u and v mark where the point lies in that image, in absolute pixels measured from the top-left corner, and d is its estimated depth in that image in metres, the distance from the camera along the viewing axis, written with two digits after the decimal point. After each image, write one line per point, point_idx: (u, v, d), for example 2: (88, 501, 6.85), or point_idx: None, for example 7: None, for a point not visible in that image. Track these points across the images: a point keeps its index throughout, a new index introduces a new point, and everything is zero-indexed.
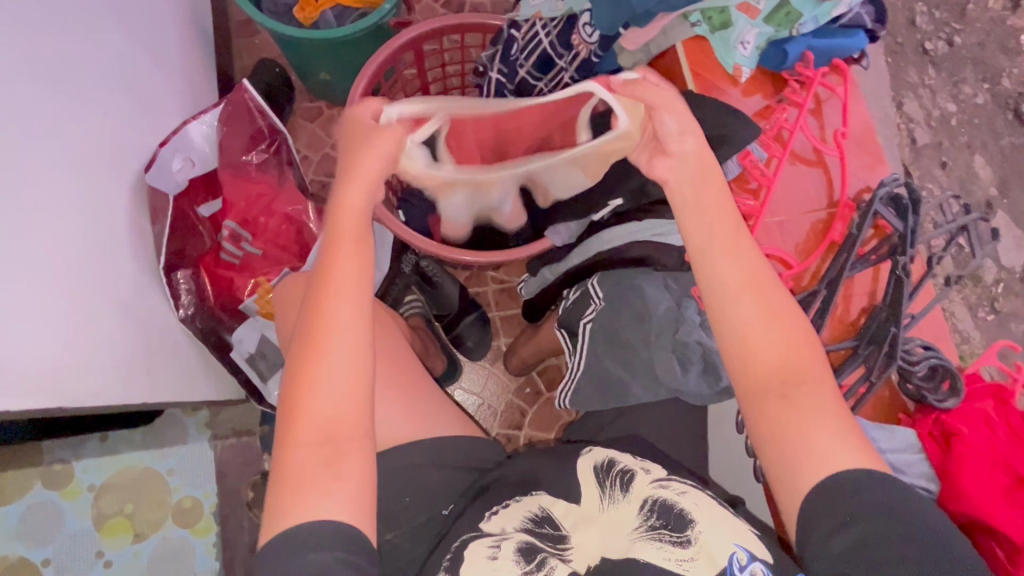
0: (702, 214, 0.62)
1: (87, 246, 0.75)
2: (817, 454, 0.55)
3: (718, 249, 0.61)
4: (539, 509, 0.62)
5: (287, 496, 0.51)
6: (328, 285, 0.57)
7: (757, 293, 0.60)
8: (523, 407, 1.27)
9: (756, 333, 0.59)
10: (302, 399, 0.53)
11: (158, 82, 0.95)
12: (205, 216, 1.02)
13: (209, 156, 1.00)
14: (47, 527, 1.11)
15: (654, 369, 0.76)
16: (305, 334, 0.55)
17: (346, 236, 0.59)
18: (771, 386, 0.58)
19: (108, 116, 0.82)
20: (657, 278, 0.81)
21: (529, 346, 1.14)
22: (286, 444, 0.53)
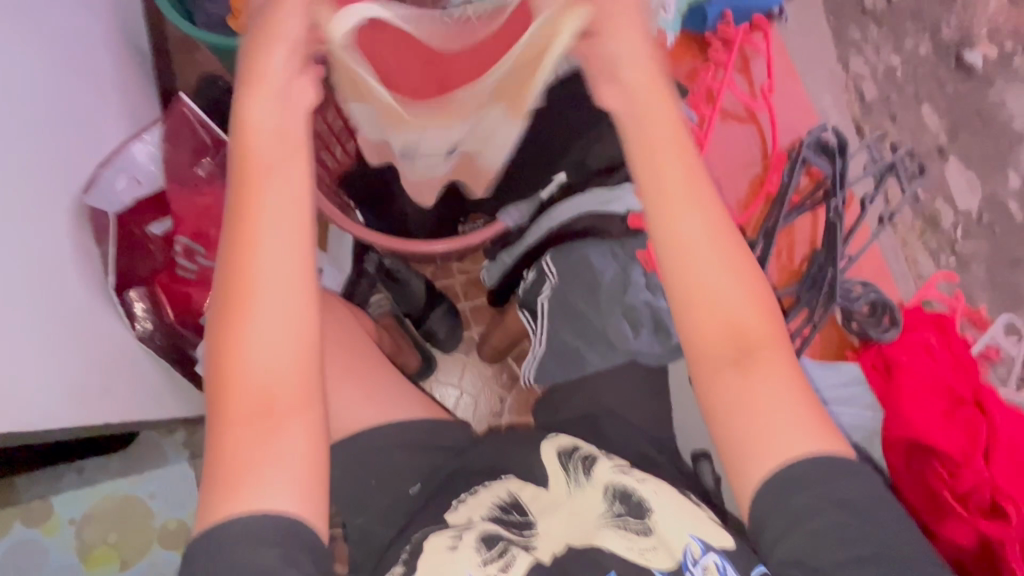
0: (657, 151, 0.54)
1: (34, 279, 0.74)
2: (769, 428, 0.52)
3: (673, 195, 0.54)
4: (507, 495, 0.64)
5: (225, 485, 0.51)
6: (243, 245, 0.52)
7: (713, 245, 0.54)
8: (502, 394, 1.27)
9: (718, 296, 0.53)
10: (235, 375, 0.52)
11: (95, 105, 0.95)
12: (157, 233, 1.01)
13: (155, 175, 0.99)
14: (30, 565, 1.10)
15: (607, 334, 0.79)
16: (229, 312, 0.52)
17: (253, 185, 0.52)
18: (722, 347, 0.54)
19: (46, 143, 0.82)
20: (605, 247, 0.83)
21: (500, 332, 1.15)
22: (223, 424, 0.52)
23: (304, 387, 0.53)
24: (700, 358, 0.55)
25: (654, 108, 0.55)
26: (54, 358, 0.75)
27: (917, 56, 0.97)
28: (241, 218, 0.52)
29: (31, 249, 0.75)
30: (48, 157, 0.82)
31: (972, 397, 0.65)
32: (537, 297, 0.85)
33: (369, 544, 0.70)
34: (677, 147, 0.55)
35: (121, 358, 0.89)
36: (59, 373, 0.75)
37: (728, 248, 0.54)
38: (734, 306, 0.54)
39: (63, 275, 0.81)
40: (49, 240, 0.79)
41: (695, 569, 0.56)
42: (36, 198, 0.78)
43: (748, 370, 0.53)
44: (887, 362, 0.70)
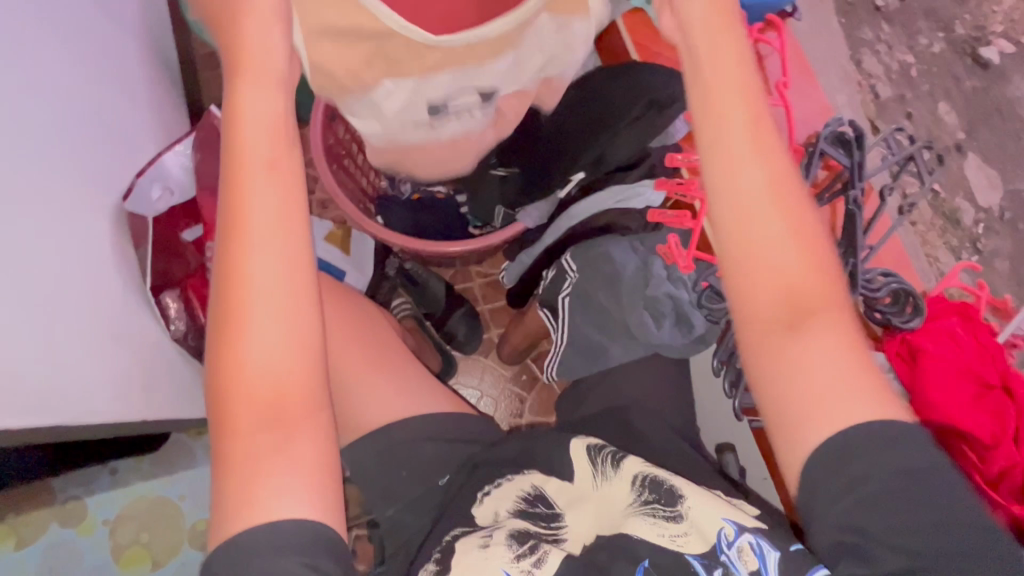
0: (715, 96, 0.53)
1: (72, 284, 0.78)
2: (826, 406, 0.50)
3: (732, 140, 0.52)
4: (532, 488, 0.64)
5: (236, 493, 0.52)
6: (236, 243, 0.52)
7: (775, 194, 0.52)
8: (521, 394, 1.29)
9: (777, 251, 0.51)
10: (234, 380, 0.52)
11: (132, 117, 0.99)
12: (189, 240, 1.06)
13: (187, 184, 1.02)
14: (66, 564, 1.13)
15: (629, 326, 0.80)
16: (226, 322, 0.52)
17: (244, 175, 0.53)
18: (776, 304, 0.51)
19: (86, 153, 0.86)
20: (624, 242, 0.83)
21: (519, 332, 1.17)
22: (225, 431, 0.52)
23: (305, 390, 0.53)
24: (750, 316, 0.53)
25: (719, 48, 0.54)
26: (88, 359, 0.78)
27: None
28: (232, 227, 0.52)
29: (67, 255, 0.78)
30: (85, 168, 0.86)
31: (1001, 383, 0.65)
32: (557, 294, 0.87)
33: (399, 535, 0.71)
34: (742, 95, 0.53)
35: (153, 360, 0.91)
36: (91, 376, 0.78)
37: (791, 201, 0.52)
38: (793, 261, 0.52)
39: (100, 278, 0.84)
40: (85, 245, 0.82)
41: (730, 552, 0.54)
42: (71, 206, 0.81)
43: (802, 332, 0.51)
44: (912, 350, 0.70)
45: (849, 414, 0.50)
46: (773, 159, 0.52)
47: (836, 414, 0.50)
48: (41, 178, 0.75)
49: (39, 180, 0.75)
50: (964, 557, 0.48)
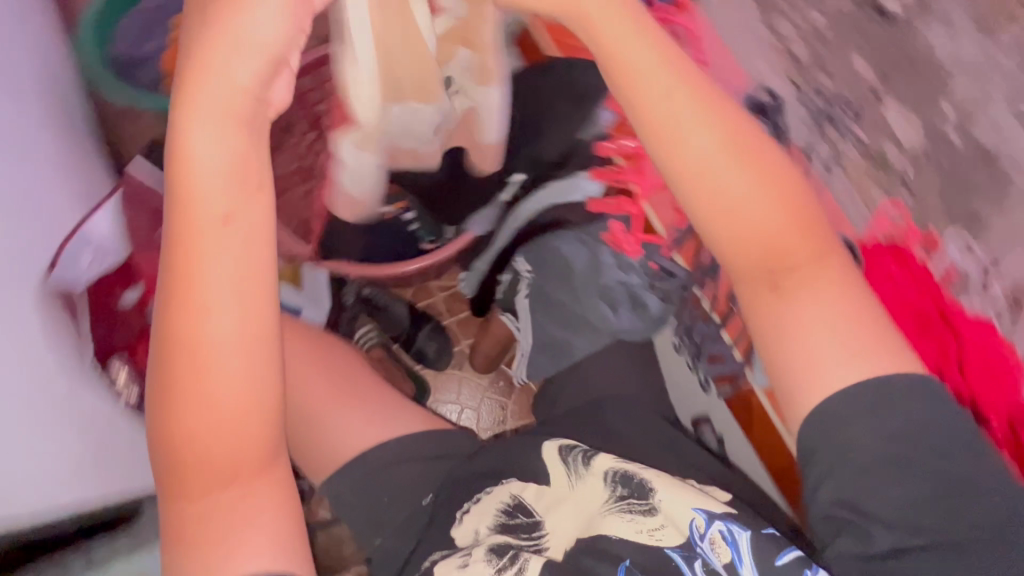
0: (660, 76, 0.55)
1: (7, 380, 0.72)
2: (819, 379, 0.56)
3: (679, 117, 0.55)
4: (511, 497, 0.64)
5: (195, 531, 0.53)
6: (183, 270, 0.47)
7: (733, 150, 0.55)
8: (503, 400, 1.28)
9: (747, 207, 0.56)
10: (189, 417, 0.50)
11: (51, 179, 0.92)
12: (130, 305, 0.99)
13: (121, 245, 0.97)
14: None
15: (583, 314, 0.82)
16: (175, 378, 0.49)
17: (190, 198, 0.46)
18: (756, 251, 0.57)
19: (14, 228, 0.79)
20: (571, 236, 0.83)
21: (487, 341, 1.18)
22: (183, 475, 0.51)
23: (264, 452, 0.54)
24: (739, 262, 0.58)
25: (639, 35, 0.55)
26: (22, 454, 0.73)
27: None
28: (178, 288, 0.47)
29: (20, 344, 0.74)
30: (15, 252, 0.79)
31: (939, 312, 0.67)
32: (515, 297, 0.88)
33: (388, 564, 0.69)
34: (661, 65, 0.55)
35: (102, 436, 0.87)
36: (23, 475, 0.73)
37: (750, 150, 0.56)
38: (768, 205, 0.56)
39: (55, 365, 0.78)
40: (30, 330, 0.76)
41: (703, 544, 0.55)
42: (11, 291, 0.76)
43: (781, 277, 0.57)
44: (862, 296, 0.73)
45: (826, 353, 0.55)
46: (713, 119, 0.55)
47: (833, 366, 0.55)
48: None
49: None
50: (943, 528, 0.51)
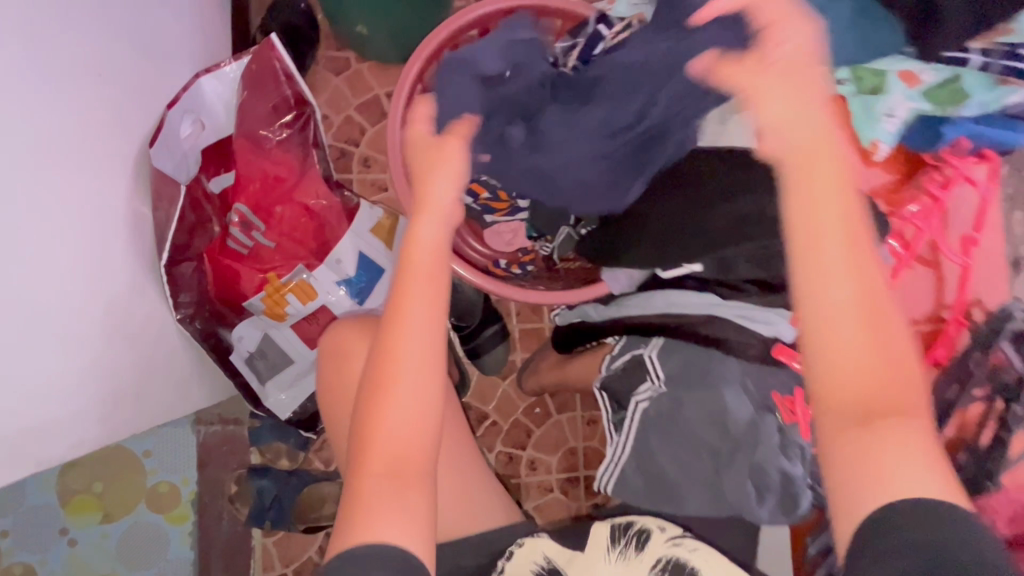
0: (862, 328, 0.50)
1: (102, 272, 0.64)
2: (887, 476, 0.48)
3: (857, 355, 0.50)
4: (544, 560, 0.67)
5: (360, 510, 0.56)
6: (399, 307, 0.59)
7: (867, 388, 0.50)
8: (514, 452, 1.24)
9: (871, 455, 0.49)
10: (377, 420, 0.58)
11: (171, 28, 0.77)
12: (216, 191, 0.87)
13: (223, 120, 0.87)
14: (9, 496, 1.04)
15: (721, 486, 0.65)
16: (367, 408, 0.59)
17: (418, 269, 0.61)
18: (847, 410, 0.50)
19: (142, 57, 0.70)
20: (736, 375, 0.68)
21: (553, 374, 1.11)
22: (358, 473, 0.58)
23: (422, 431, 0.59)
24: (826, 409, 0.52)
25: (848, 298, 0.50)
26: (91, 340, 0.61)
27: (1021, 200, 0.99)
28: (389, 315, 0.60)
29: (69, 211, 0.58)
30: (56, 133, 0.55)
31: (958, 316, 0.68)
32: (631, 392, 0.77)
33: None
34: (842, 220, 0.51)
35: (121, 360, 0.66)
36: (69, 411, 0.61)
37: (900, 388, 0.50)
38: (862, 375, 0.50)
39: (111, 242, 0.65)
40: (127, 306, 0.68)
41: None
42: (67, 169, 0.57)
43: (875, 423, 0.49)
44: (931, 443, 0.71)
45: (917, 466, 0.47)
46: (837, 295, 0.50)
47: (907, 462, 0.48)
48: (3, 87, 0.48)
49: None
50: None
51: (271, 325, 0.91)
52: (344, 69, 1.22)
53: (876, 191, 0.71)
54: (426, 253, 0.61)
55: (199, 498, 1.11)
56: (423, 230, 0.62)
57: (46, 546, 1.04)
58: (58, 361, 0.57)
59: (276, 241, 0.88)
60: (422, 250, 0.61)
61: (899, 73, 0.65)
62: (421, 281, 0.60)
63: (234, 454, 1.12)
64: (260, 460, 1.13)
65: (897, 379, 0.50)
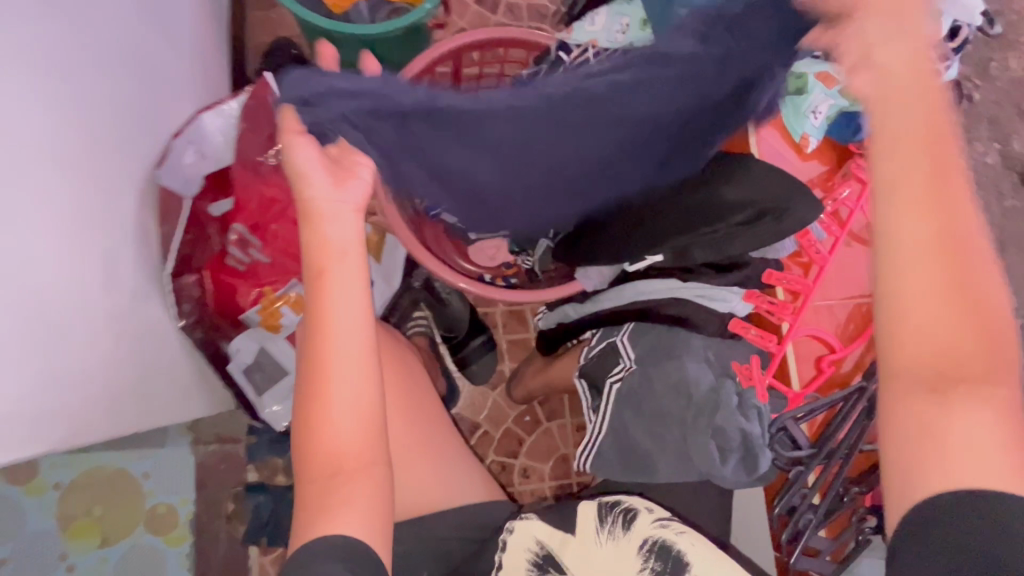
0: (937, 276, 0.44)
1: (113, 279, 0.70)
2: (956, 460, 0.45)
3: (935, 308, 0.45)
4: (538, 546, 0.69)
5: (313, 508, 0.59)
6: (320, 308, 0.59)
7: (953, 342, 0.45)
8: (507, 461, 1.27)
9: (951, 429, 0.45)
10: (317, 424, 0.59)
11: (174, 67, 0.86)
12: (216, 215, 0.94)
13: (222, 151, 0.93)
14: (9, 523, 1.05)
15: (687, 449, 0.71)
16: (306, 413, 0.60)
17: (332, 269, 0.59)
18: (918, 374, 0.46)
19: (148, 91, 0.78)
20: (698, 349, 0.74)
21: (539, 379, 1.15)
22: (305, 476, 0.60)
23: (367, 428, 0.60)
24: (892, 373, 0.48)
25: (926, 244, 0.44)
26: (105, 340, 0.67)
27: None
28: (313, 318, 0.59)
29: (83, 222, 0.64)
30: (71, 154, 0.62)
31: None
32: (605, 375, 0.83)
33: None
34: (925, 152, 0.44)
35: (126, 362, 0.71)
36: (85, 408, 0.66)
37: (989, 347, 0.46)
38: (947, 335, 0.45)
39: (121, 254, 0.72)
40: (131, 312, 0.73)
41: None
42: (82, 186, 0.64)
43: (953, 396, 0.46)
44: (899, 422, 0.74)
45: (989, 454, 0.44)
46: (924, 249, 0.44)
47: (973, 442, 0.45)
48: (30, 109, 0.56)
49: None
50: None
51: (266, 336, 0.96)
52: None
53: (813, 181, 0.79)
54: (339, 252, 0.59)
55: (197, 518, 1.12)
56: (330, 231, 0.59)
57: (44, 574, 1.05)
58: (72, 356, 0.62)
59: (272, 256, 0.95)
60: (338, 247, 0.59)
61: (817, 74, 0.73)
62: (334, 281, 0.59)
63: (231, 472, 1.14)
64: (257, 478, 1.15)
65: (979, 349, 0.46)
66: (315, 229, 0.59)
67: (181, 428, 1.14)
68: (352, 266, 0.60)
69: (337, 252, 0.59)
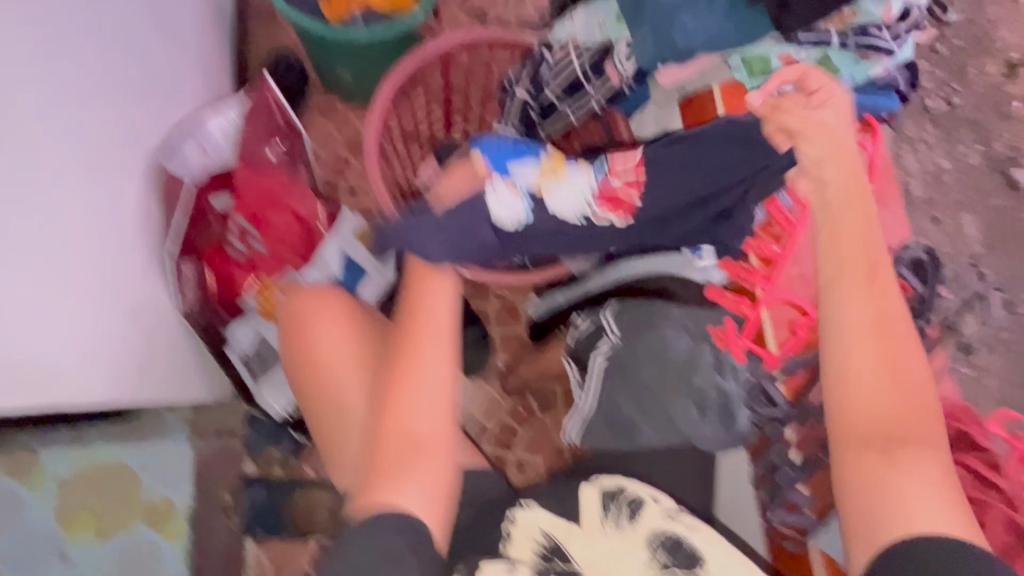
0: (880, 361, 0.58)
1: (111, 252, 0.73)
2: (909, 509, 0.53)
3: (875, 384, 0.58)
4: (544, 535, 0.65)
5: (383, 485, 0.64)
6: (415, 338, 0.69)
7: (898, 419, 0.57)
8: (502, 452, 1.28)
9: (912, 488, 0.54)
10: (395, 419, 0.67)
11: (178, 62, 0.91)
12: (219, 209, 0.99)
13: (224, 150, 0.97)
14: (10, 517, 1.07)
15: (670, 413, 0.73)
16: (387, 410, 0.67)
17: (429, 320, 0.70)
18: (873, 440, 0.57)
19: (152, 81, 0.83)
20: (677, 318, 0.76)
21: (530, 367, 1.17)
22: (378, 464, 0.65)
23: (443, 429, 0.67)
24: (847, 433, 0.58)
25: (868, 337, 0.59)
26: (101, 308, 0.70)
27: (928, 190, 1.17)
28: (408, 345, 0.69)
29: (87, 196, 0.68)
30: (77, 131, 0.66)
31: None
32: (591, 351, 0.82)
33: None
34: (861, 264, 0.61)
35: (123, 332, 0.73)
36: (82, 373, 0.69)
37: (926, 426, 0.57)
38: (889, 411, 0.57)
39: (121, 230, 0.76)
40: (128, 286, 0.76)
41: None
42: (83, 162, 0.68)
43: (895, 454, 0.56)
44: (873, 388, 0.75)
45: (930, 497, 0.54)
46: (864, 323, 0.59)
47: (926, 497, 0.54)
48: (38, 81, 0.60)
49: None
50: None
51: (264, 325, 0.98)
52: (331, 111, 1.37)
53: None
54: (444, 315, 0.71)
55: (195, 511, 1.13)
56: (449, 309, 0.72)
57: (42, 568, 1.06)
58: (67, 319, 0.64)
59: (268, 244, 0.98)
60: (445, 312, 0.71)
61: (779, 57, 0.78)
62: (443, 334, 0.70)
63: (229, 466, 1.16)
64: (255, 470, 1.16)
65: (915, 420, 0.57)
66: (423, 298, 0.72)
67: (181, 421, 1.16)
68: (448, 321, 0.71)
69: (426, 311, 0.71)
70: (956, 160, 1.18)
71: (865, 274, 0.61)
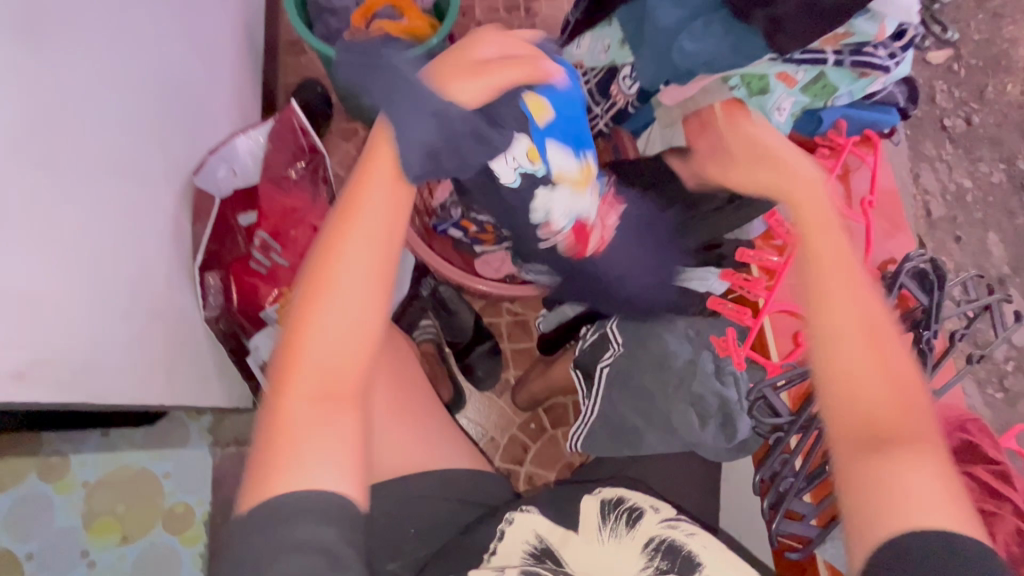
0: (860, 355, 0.53)
1: (143, 260, 0.79)
2: (903, 499, 0.47)
3: (861, 379, 0.52)
4: (537, 539, 0.65)
5: (282, 442, 0.51)
6: (334, 243, 0.54)
7: (881, 413, 0.51)
8: (512, 467, 1.29)
9: (913, 479, 0.48)
10: (300, 348, 0.53)
11: (212, 89, 0.99)
12: (243, 224, 1.04)
13: (251, 171, 1.04)
14: (38, 519, 1.11)
15: (671, 421, 0.74)
16: (292, 335, 0.54)
17: (358, 217, 0.54)
18: (854, 432, 0.51)
19: (187, 104, 0.91)
20: (679, 328, 0.78)
21: (539, 382, 1.18)
22: (280, 402, 0.53)
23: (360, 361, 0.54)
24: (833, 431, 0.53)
25: (845, 331, 0.54)
26: (132, 311, 0.75)
27: (952, 209, 1.16)
28: (325, 250, 0.54)
29: (123, 207, 0.74)
30: (116, 147, 0.73)
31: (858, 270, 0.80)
32: (596, 363, 0.84)
33: None
34: (837, 259, 0.57)
35: (149, 334, 0.79)
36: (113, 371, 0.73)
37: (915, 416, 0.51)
38: (877, 401, 0.52)
39: (152, 239, 0.81)
40: (157, 293, 0.81)
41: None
42: (121, 175, 0.74)
43: (889, 448, 0.50)
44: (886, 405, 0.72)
45: (936, 499, 0.47)
46: (845, 325, 0.54)
47: (927, 494, 0.47)
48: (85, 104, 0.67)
49: (44, 88, 0.61)
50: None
51: None
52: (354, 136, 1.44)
53: None
54: (375, 214, 0.54)
55: (212, 518, 1.16)
56: (383, 204, 0.55)
57: (66, 569, 1.10)
58: (102, 320, 0.70)
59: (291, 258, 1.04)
60: (379, 211, 0.54)
61: (778, 75, 0.80)
62: (375, 238, 0.54)
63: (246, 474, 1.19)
64: None
65: (906, 415, 0.51)
66: (359, 191, 0.55)
67: (203, 430, 1.20)
68: (379, 221, 0.54)
69: (355, 205, 0.55)
70: (977, 180, 1.17)
71: (844, 273, 0.56)
